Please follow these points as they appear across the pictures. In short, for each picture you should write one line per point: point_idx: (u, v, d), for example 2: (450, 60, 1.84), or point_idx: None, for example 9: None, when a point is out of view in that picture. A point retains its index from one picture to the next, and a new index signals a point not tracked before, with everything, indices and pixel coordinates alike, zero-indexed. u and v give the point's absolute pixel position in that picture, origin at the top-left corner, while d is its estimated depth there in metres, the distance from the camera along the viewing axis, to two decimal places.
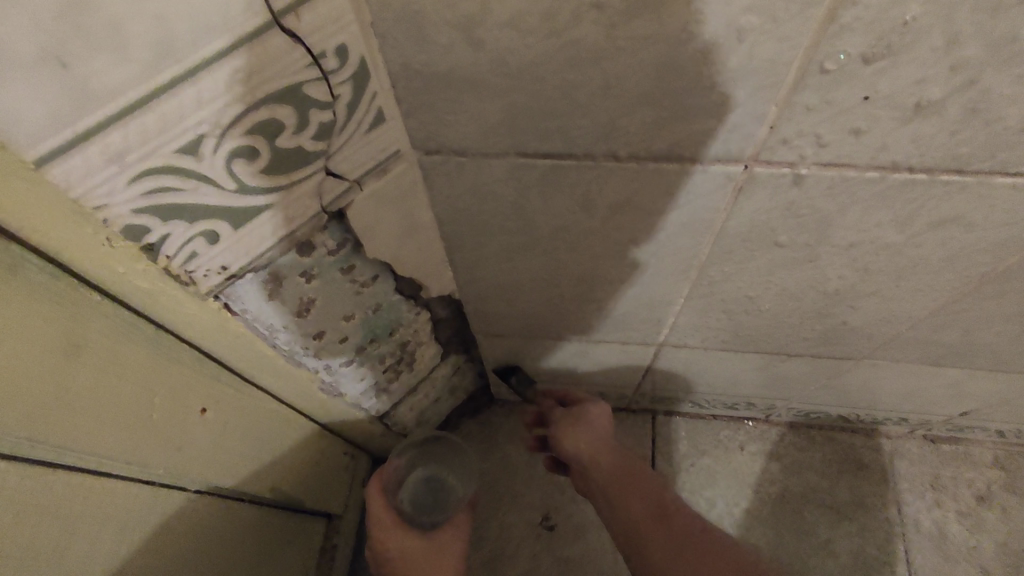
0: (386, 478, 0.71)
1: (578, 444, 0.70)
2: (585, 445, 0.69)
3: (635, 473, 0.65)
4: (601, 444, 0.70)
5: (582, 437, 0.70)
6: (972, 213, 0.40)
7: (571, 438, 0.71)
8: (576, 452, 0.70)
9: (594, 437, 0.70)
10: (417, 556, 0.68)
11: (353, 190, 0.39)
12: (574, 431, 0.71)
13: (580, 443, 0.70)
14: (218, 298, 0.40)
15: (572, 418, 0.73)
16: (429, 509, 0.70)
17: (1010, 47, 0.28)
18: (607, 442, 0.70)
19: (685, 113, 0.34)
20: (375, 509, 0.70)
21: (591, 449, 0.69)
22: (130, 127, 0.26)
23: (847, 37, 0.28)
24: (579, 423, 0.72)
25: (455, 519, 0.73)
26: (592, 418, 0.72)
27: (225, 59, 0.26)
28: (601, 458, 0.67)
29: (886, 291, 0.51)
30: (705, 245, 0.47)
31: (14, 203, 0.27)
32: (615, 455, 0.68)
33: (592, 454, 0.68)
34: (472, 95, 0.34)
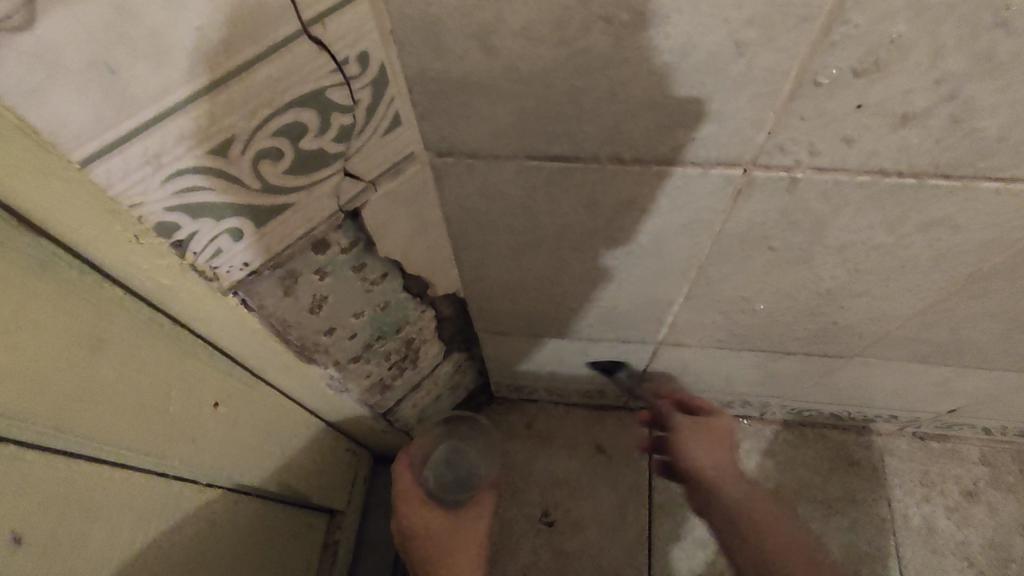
0: (414, 455, 0.75)
1: (702, 459, 0.64)
2: (721, 463, 0.64)
3: (735, 474, 0.63)
4: (711, 454, 0.65)
5: (701, 450, 0.65)
6: (957, 215, 0.42)
7: (693, 450, 0.66)
8: (710, 469, 0.64)
9: (721, 449, 0.65)
10: (440, 533, 0.73)
11: (368, 190, 0.40)
12: (698, 441, 0.66)
13: (707, 458, 0.64)
14: (237, 294, 0.42)
15: (695, 429, 0.68)
16: (453, 489, 0.76)
17: (993, 61, 0.30)
18: (722, 450, 0.65)
19: (688, 119, 0.36)
20: (403, 482, 0.74)
21: (715, 462, 0.64)
22: (166, 130, 0.27)
23: (841, 50, 0.30)
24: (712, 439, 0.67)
25: (478, 498, 0.77)
26: (717, 427, 0.68)
27: (256, 67, 0.28)
28: (729, 475, 0.63)
29: (877, 290, 0.53)
30: (704, 246, 0.49)
31: (54, 201, 0.28)
32: (725, 459, 0.65)
33: (716, 468, 0.63)
34: (484, 100, 0.36)
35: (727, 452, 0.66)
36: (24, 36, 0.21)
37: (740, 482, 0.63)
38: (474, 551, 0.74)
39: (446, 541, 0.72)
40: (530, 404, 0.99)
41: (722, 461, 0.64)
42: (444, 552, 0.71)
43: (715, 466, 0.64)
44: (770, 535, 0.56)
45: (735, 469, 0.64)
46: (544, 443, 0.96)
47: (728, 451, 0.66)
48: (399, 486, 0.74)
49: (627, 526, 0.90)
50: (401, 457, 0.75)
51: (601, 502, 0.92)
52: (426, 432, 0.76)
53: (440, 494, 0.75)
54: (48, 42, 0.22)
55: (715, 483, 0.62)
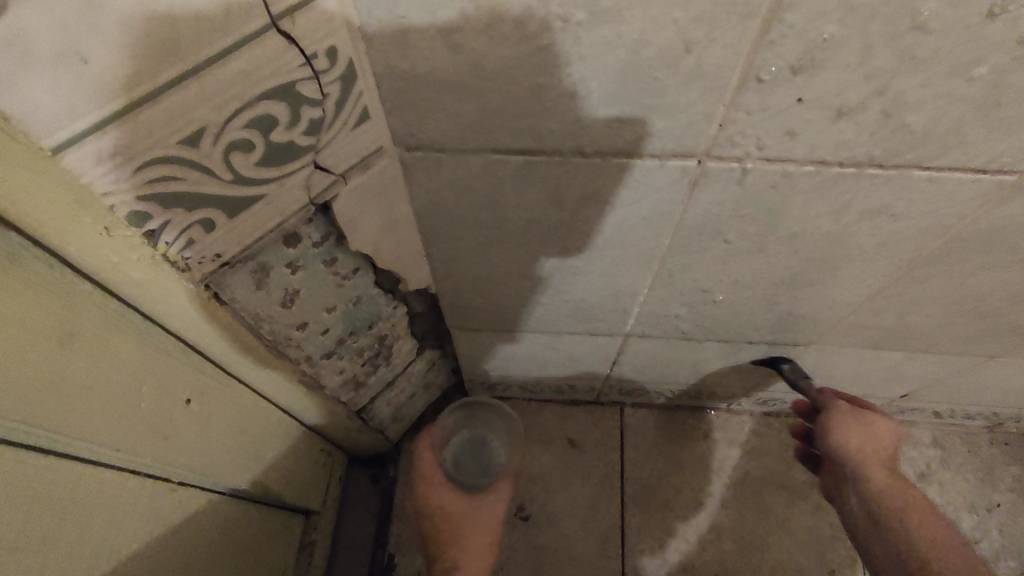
0: (436, 435, 0.75)
1: (851, 449, 0.72)
2: (861, 448, 0.71)
3: (884, 465, 0.71)
4: (870, 444, 0.71)
5: (847, 435, 0.72)
6: (895, 204, 0.45)
7: (837, 434, 0.72)
8: (844, 450, 0.72)
9: (874, 440, 0.71)
10: (456, 516, 0.73)
11: (339, 183, 0.41)
12: (848, 427, 0.72)
13: (845, 441, 0.72)
14: (209, 287, 0.42)
15: (849, 414, 0.72)
16: (471, 473, 0.75)
17: (915, 58, 0.33)
18: (877, 439, 0.71)
19: (645, 112, 0.38)
20: (423, 461, 0.75)
21: (857, 448, 0.71)
22: (137, 119, 0.28)
23: (780, 46, 0.33)
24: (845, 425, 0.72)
25: (496, 484, 0.75)
26: (865, 419, 0.72)
27: (226, 60, 0.29)
28: (851, 463, 0.71)
29: (828, 278, 0.56)
30: (665, 237, 0.51)
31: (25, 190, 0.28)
32: (879, 456, 0.71)
33: (870, 457, 0.71)
34: (450, 95, 0.37)
35: (872, 447, 0.71)
36: None
37: (884, 470, 0.71)
38: (489, 535, 0.73)
39: (461, 523, 0.73)
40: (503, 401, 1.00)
41: (872, 452, 0.71)
42: (458, 537, 0.72)
43: (858, 452, 0.71)
44: (919, 535, 0.65)
45: (889, 467, 0.71)
46: None
47: (888, 445, 0.72)
48: (418, 463, 0.75)
49: (601, 518, 0.92)
50: (423, 436, 0.75)
51: (574, 494, 0.93)
52: (447, 416, 0.76)
53: (457, 477, 0.74)
54: (20, 30, 0.23)
55: (859, 471, 0.71)
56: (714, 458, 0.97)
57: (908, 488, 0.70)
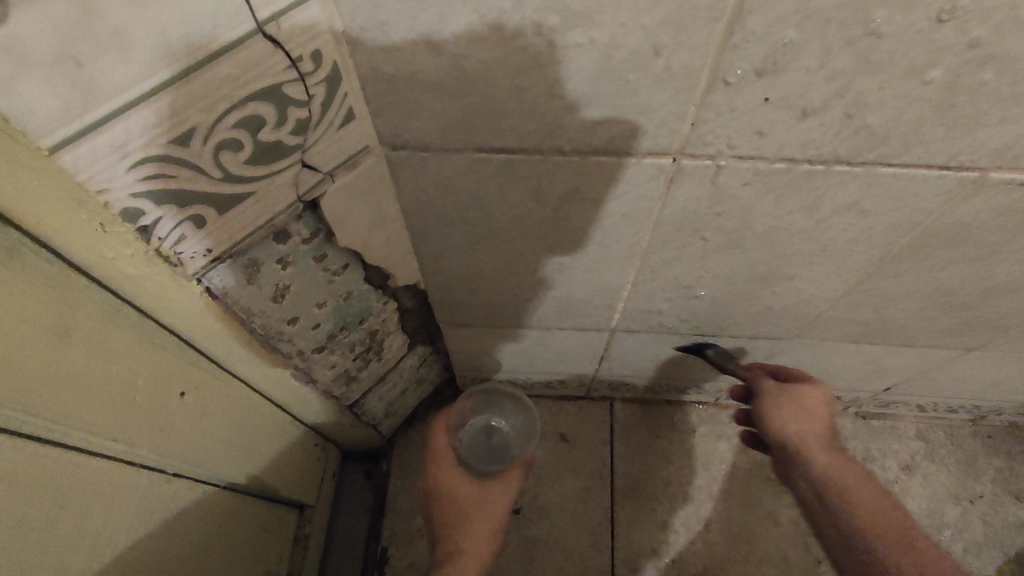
0: (451, 418, 0.77)
1: (791, 432, 0.66)
2: (801, 432, 0.66)
3: (821, 443, 0.65)
4: (808, 430, 0.66)
5: (789, 423, 0.66)
6: (864, 200, 0.47)
7: (784, 423, 0.66)
8: (791, 436, 0.66)
9: (805, 420, 0.66)
10: (464, 501, 0.74)
11: (326, 181, 0.43)
12: (777, 412, 0.67)
13: (790, 428, 0.66)
14: (201, 282, 0.44)
15: (780, 398, 0.67)
16: (484, 457, 0.76)
17: (872, 60, 0.34)
18: (810, 421, 0.66)
19: (620, 112, 0.40)
20: (437, 441, 0.76)
21: (796, 432, 0.65)
22: (131, 120, 0.29)
23: (745, 48, 0.34)
24: (801, 408, 0.66)
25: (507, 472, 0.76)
26: (791, 398, 0.66)
27: (214, 63, 0.30)
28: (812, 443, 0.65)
29: (804, 273, 0.57)
30: (645, 233, 0.53)
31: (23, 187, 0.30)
32: (816, 434, 0.66)
33: (801, 439, 0.65)
34: (432, 95, 0.39)
35: (818, 427, 0.66)
36: None
37: (829, 454, 0.65)
38: (494, 523, 0.74)
39: (467, 508, 0.74)
40: None
41: (808, 431, 0.65)
42: (464, 522, 0.73)
43: (795, 436, 0.66)
44: (869, 529, 0.60)
45: (823, 449, 0.65)
46: None
47: (823, 423, 0.66)
48: (433, 444, 0.75)
49: (591, 511, 0.94)
50: (439, 418, 0.76)
51: (565, 488, 0.95)
52: (465, 399, 0.78)
53: (469, 460, 0.75)
54: (19, 36, 0.24)
55: (805, 455, 0.65)
56: (702, 452, 0.98)
57: (850, 466, 0.64)
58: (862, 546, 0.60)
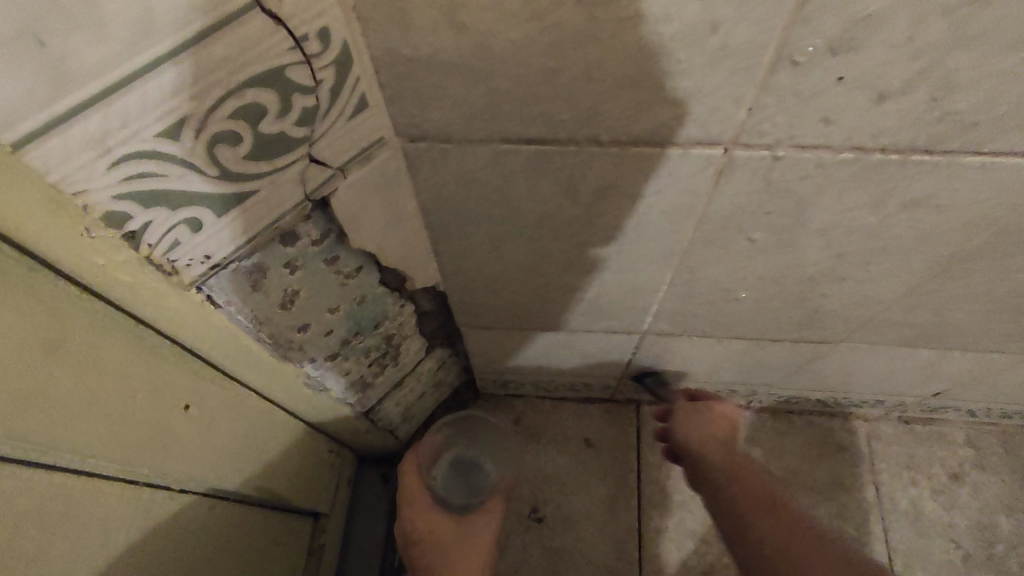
0: (422, 455, 0.75)
1: (694, 438, 0.73)
2: (705, 437, 0.73)
3: (717, 446, 0.71)
4: (715, 435, 0.73)
5: (692, 429, 0.74)
6: (939, 193, 0.41)
7: (683, 428, 0.75)
8: (691, 441, 0.73)
9: (698, 427, 0.74)
10: (449, 538, 0.72)
11: (337, 177, 0.38)
12: (688, 423, 0.75)
13: (692, 433, 0.74)
14: (201, 289, 0.40)
15: (693, 408, 0.76)
16: (462, 493, 0.75)
17: (973, 30, 0.29)
18: (715, 427, 0.73)
19: (668, 96, 0.35)
20: (408, 481, 0.73)
21: (702, 438, 0.73)
22: (110, 110, 0.25)
23: (821, 19, 0.29)
24: (709, 413, 0.75)
25: (487, 505, 0.76)
26: (696, 409, 0.76)
27: (205, 43, 0.26)
28: (717, 446, 0.71)
29: (861, 274, 0.52)
30: (686, 231, 0.48)
31: None
32: (712, 438, 0.72)
33: (710, 442, 0.72)
34: (455, 79, 0.34)
35: (721, 430, 0.73)
36: None
37: (733, 456, 0.70)
38: (482, 557, 0.73)
39: (453, 547, 0.71)
40: (516, 400, 0.97)
41: (721, 433, 0.73)
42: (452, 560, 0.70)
43: (700, 443, 0.72)
44: (763, 519, 0.61)
45: (726, 452, 0.70)
46: (531, 439, 0.95)
47: (721, 428, 0.73)
48: (402, 485, 0.73)
49: (617, 521, 0.89)
50: (409, 457, 0.74)
51: (590, 496, 0.91)
52: (434, 434, 0.76)
53: (449, 498, 0.74)
54: None
55: (699, 455, 0.71)
56: None
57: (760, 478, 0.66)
58: (743, 527, 0.62)
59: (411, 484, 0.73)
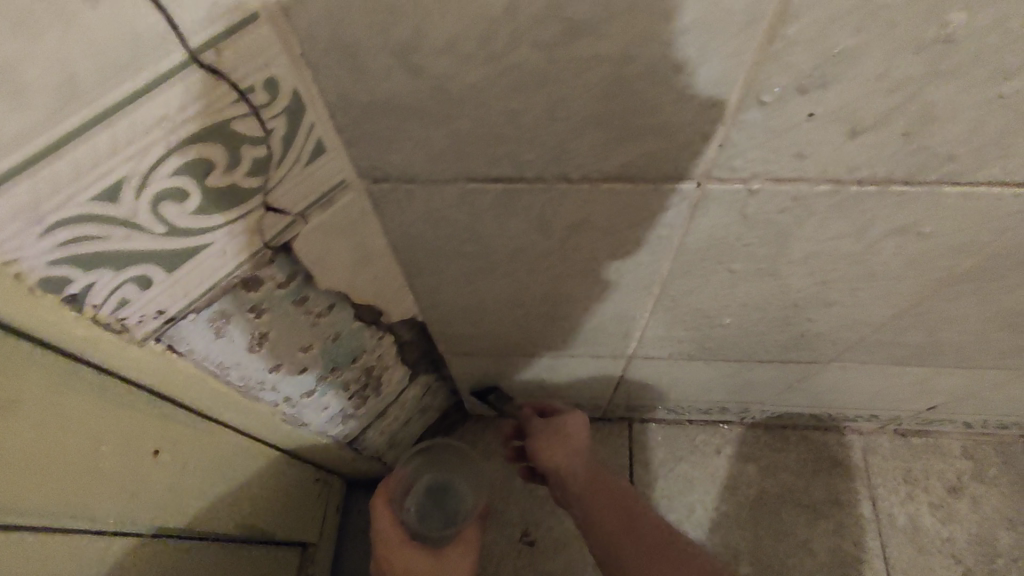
0: (392, 489, 0.73)
1: (560, 465, 0.78)
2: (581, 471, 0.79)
3: (590, 490, 0.78)
4: (581, 468, 0.79)
5: (553, 454, 0.79)
6: (922, 221, 0.40)
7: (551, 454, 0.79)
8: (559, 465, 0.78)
9: (565, 454, 0.79)
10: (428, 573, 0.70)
11: (297, 223, 0.37)
12: (553, 448, 0.79)
13: (574, 463, 0.79)
14: (161, 340, 0.38)
15: (548, 430, 0.79)
16: (439, 524, 0.74)
17: (949, 64, 0.28)
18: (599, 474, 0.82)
19: (636, 134, 0.33)
20: (380, 521, 0.71)
21: (569, 466, 0.78)
22: (38, 176, 0.24)
23: (789, 57, 0.28)
24: (555, 436, 0.79)
25: (463, 533, 0.74)
26: (550, 428, 0.79)
27: (139, 102, 0.25)
28: (579, 467, 0.79)
29: (847, 298, 0.51)
30: (665, 261, 0.47)
31: None
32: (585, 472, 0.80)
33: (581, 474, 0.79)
34: (415, 122, 0.33)
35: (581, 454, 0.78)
36: None
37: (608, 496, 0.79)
38: None
39: None
40: (506, 420, 0.96)
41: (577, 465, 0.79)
42: None
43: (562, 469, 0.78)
44: (626, 543, 0.73)
45: (600, 494, 0.78)
46: None
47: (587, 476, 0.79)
48: (376, 522, 0.71)
49: None
50: (378, 492, 0.73)
51: None
52: (403, 466, 0.75)
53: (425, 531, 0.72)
54: None
55: (574, 498, 0.78)
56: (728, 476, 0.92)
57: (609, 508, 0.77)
58: (612, 558, 0.73)
59: (382, 521, 0.71)
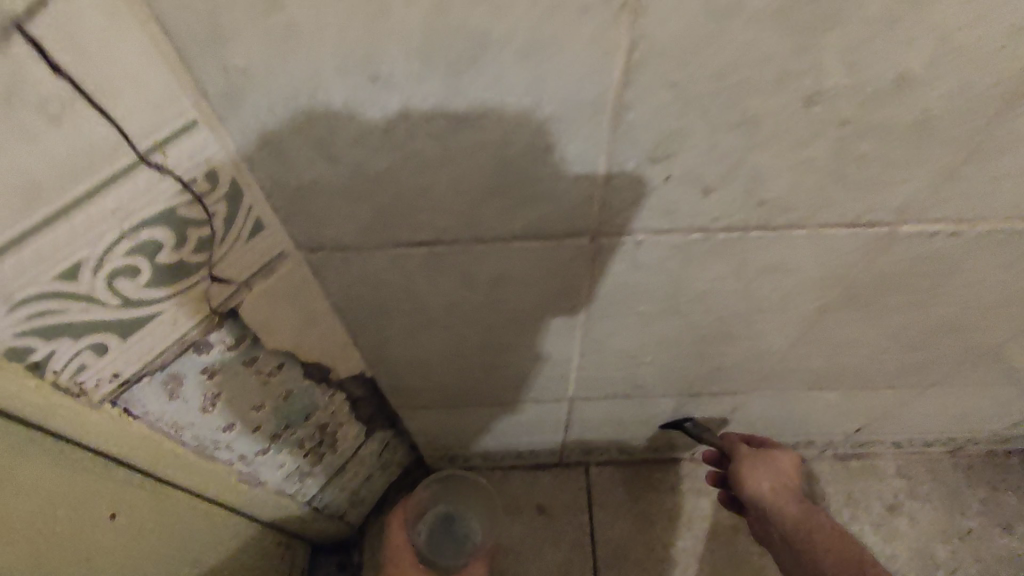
0: (408, 510, 0.74)
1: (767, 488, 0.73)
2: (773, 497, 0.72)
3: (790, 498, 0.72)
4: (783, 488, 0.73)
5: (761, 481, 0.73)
6: (785, 259, 0.47)
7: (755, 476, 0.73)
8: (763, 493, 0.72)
9: (773, 479, 0.73)
10: None
11: (242, 290, 0.42)
12: (757, 472, 0.74)
13: (761, 486, 0.73)
14: (117, 404, 0.42)
15: (757, 458, 0.75)
16: (449, 551, 0.73)
17: (760, 135, 0.35)
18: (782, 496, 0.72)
19: (528, 200, 0.40)
20: (394, 538, 0.73)
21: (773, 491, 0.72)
22: (5, 261, 0.29)
23: (634, 135, 0.35)
24: (752, 468, 0.74)
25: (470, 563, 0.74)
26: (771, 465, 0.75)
27: (95, 197, 0.30)
28: (782, 500, 0.72)
29: (746, 331, 0.57)
30: (581, 307, 0.53)
31: None
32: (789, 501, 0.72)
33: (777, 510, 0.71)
34: (339, 199, 0.39)
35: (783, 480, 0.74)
36: None
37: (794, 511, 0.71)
38: None
39: None
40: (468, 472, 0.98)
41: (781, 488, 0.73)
42: None
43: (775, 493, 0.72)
44: (825, 555, 0.64)
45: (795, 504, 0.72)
46: None
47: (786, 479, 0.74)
48: (390, 542, 0.73)
49: None
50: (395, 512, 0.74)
51: (545, 563, 0.91)
52: (422, 488, 0.76)
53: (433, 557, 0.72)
54: None
55: (775, 518, 0.71)
56: (683, 511, 0.95)
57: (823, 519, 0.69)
58: (806, 551, 0.67)
59: (396, 540, 0.72)
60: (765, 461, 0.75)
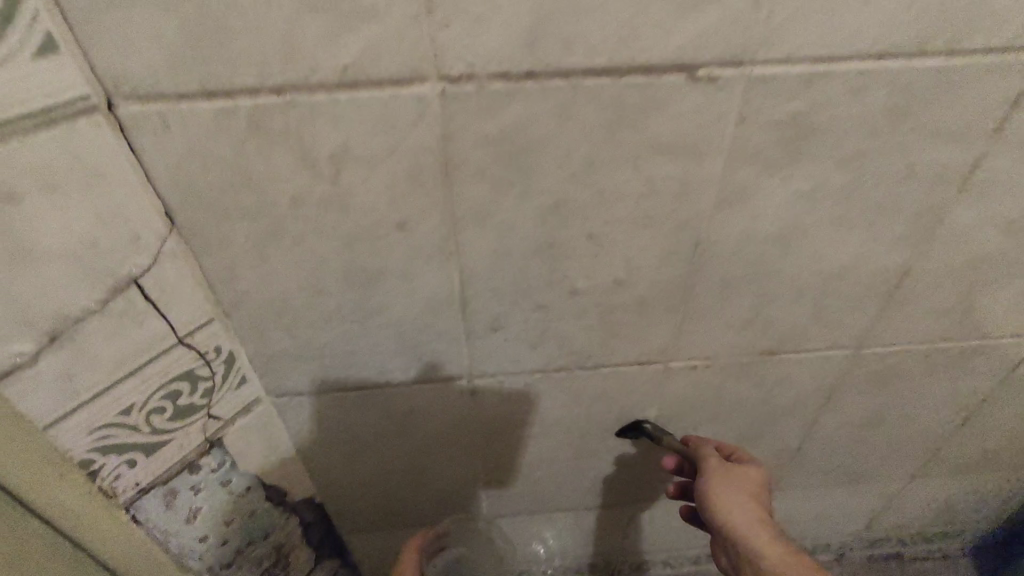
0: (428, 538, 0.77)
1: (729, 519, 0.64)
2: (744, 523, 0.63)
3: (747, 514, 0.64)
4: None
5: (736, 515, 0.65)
6: (605, 389, 0.69)
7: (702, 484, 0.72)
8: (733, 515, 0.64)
9: (746, 510, 0.64)
10: None
11: (228, 424, 0.62)
12: (724, 488, 0.66)
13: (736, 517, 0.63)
14: (130, 510, 0.58)
15: (724, 469, 0.68)
16: None
17: (553, 313, 0.59)
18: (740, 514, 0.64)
19: (421, 356, 0.62)
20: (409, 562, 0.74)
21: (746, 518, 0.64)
22: (96, 405, 0.49)
23: (477, 316, 0.59)
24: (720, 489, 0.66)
25: None
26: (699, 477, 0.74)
27: (151, 366, 0.51)
28: (755, 520, 0.63)
29: (602, 446, 0.77)
30: (472, 432, 0.72)
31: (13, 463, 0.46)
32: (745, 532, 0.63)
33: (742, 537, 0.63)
34: (297, 361, 0.60)
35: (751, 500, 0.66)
36: (33, 372, 0.43)
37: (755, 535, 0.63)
38: None
39: None
40: None
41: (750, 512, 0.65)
42: None
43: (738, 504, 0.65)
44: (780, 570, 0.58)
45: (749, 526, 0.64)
46: None
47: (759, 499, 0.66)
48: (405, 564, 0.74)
49: None
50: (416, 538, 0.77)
51: None
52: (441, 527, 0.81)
53: None
54: (43, 373, 0.44)
55: (744, 547, 0.62)
56: None
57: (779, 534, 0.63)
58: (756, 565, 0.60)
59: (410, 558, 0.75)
60: (730, 476, 0.67)
